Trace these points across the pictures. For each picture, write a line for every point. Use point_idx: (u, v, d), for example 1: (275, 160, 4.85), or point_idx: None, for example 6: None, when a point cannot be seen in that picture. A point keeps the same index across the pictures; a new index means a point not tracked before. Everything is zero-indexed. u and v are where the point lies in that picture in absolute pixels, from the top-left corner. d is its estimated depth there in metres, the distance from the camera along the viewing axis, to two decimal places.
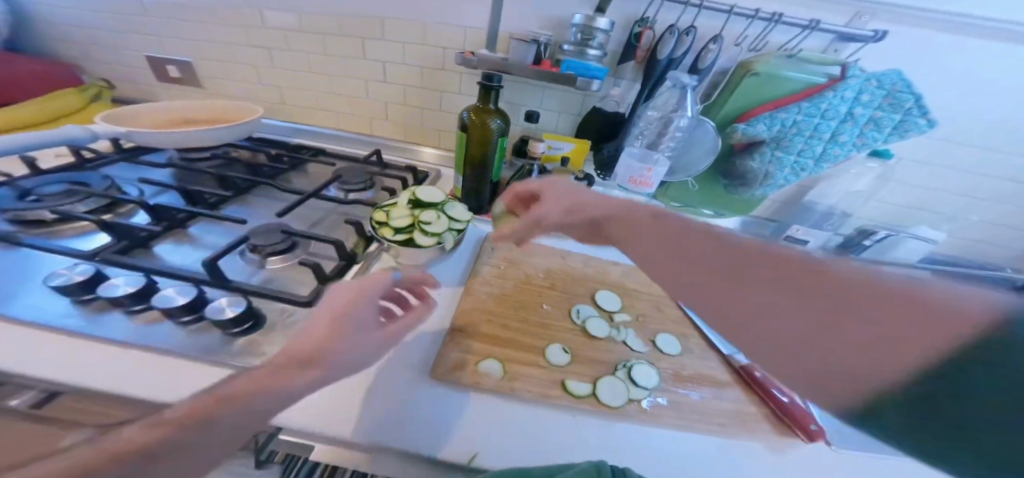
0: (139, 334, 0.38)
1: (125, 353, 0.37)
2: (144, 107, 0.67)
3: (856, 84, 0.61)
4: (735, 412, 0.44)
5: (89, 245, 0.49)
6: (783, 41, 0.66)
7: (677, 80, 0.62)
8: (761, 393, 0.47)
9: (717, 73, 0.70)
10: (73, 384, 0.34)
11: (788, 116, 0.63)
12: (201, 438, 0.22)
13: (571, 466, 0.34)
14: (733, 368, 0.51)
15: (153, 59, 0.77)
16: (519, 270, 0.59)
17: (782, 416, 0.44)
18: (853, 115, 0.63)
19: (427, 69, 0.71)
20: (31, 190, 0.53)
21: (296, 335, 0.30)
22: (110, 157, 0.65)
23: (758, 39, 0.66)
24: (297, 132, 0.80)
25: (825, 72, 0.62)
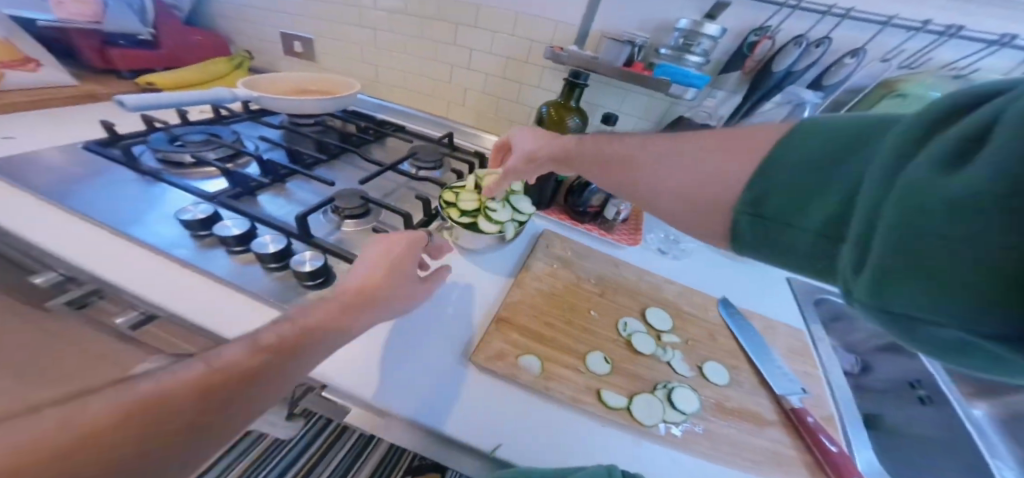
0: (236, 272, 0.45)
1: (222, 288, 0.43)
2: (273, 76, 0.77)
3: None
4: (773, 453, 0.40)
5: (210, 188, 0.58)
6: (950, 59, 0.57)
7: (793, 96, 0.58)
8: (807, 439, 0.41)
9: (848, 91, 0.62)
10: (173, 309, 0.40)
11: None
12: (272, 382, 0.24)
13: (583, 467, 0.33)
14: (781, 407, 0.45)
15: (281, 35, 0.89)
16: (570, 271, 0.58)
17: (822, 467, 0.39)
18: None
19: (512, 60, 0.72)
20: (179, 136, 0.64)
21: (356, 269, 0.37)
22: (239, 115, 0.76)
23: (915, 55, 0.57)
24: (382, 108, 0.86)
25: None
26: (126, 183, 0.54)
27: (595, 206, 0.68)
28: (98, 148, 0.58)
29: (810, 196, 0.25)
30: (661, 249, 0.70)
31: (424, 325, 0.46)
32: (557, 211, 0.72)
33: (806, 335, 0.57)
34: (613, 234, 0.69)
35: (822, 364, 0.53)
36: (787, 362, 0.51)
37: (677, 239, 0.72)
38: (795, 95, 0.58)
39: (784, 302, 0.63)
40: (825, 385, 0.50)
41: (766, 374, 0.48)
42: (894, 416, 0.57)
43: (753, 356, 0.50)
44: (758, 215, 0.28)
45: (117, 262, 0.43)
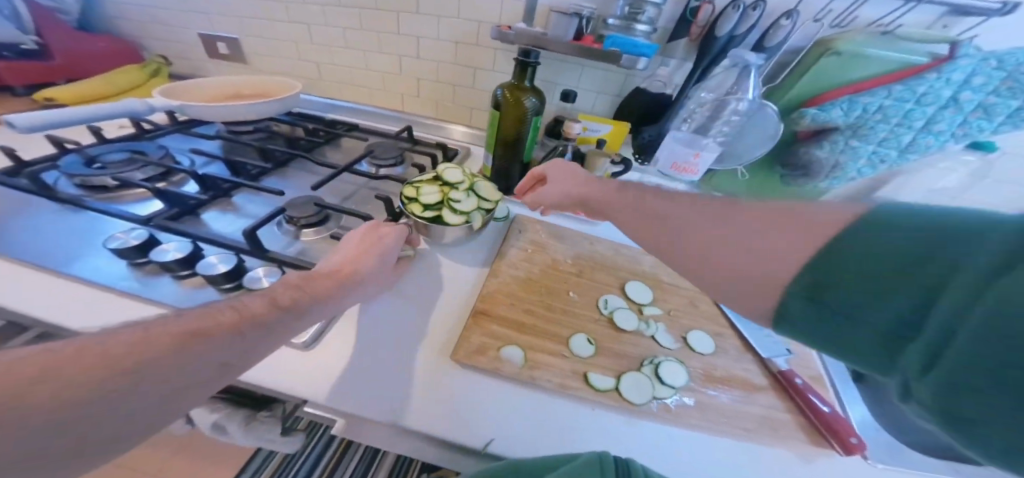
0: (184, 299, 0.40)
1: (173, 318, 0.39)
2: (199, 81, 0.70)
3: (969, 65, 0.51)
4: (763, 416, 0.41)
5: (146, 211, 0.52)
6: (874, 17, 0.59)
7: (739, 58, 0.56)
8: (799, 402, 0.42)
9: (789, 52, 0.63)
10: None
11: (873, 100, 0.55)
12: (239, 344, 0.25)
13: (573, 458, 0.29)
14: (769, 370, 0.46)
15: (204, 37, 0.80)
16: (546, 254, 0.57)
17: (813, 423, 0.41)
18: (958, 100, 0.53)
19: (462, 45, 0.69)
20: (97, 157, 0.57)
21: (342, 249, 0.42)
22: (165, 129, 0.68)
23: (843, 14, 0.59)
24: (332, 108, 0.81)
25: (928, 52, 0.54)
26: (41, 215, 0.48)
27: None
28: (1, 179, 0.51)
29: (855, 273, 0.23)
30: None
31: (398, 327, 0.43)
32: None
33: None
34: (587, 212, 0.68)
35: None
36: None
37: None
38: (739, 58, 0.56)
39: None
40: None
41: (750, 338, 0.49)
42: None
43: (734, 320, 0.52)
44: (814, 300, 0.25)
45: (36, 305, 0.38)
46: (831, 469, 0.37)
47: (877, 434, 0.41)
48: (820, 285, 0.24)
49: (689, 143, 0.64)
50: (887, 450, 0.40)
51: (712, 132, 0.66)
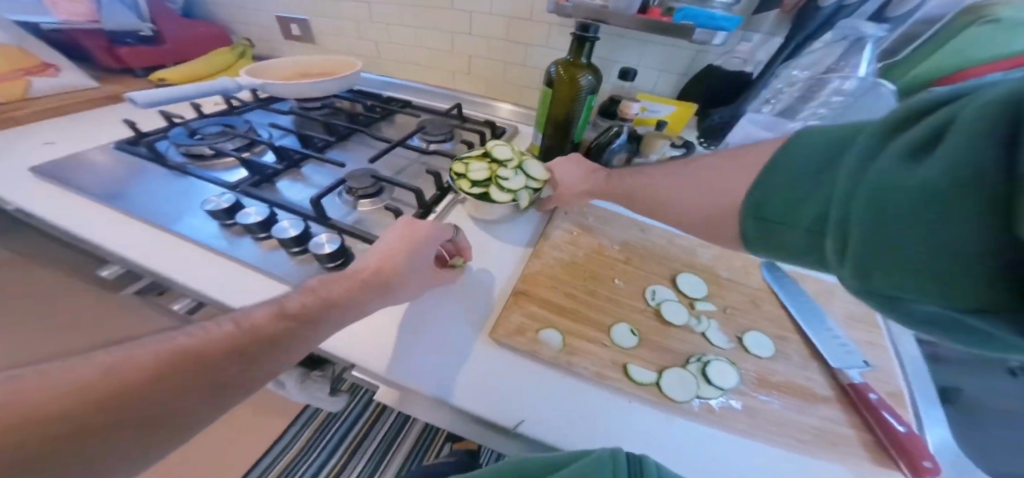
0: (262, 258, 0.45)
1: (253, 273, 0.44)
2: (277, 60, 0.76)
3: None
4: (823, 433, 0.37)
5: (233, 178, 0.59)
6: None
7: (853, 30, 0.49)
8: (867, 418, 0.37)
9: (920, 23, 0.54)
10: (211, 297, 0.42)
11: None
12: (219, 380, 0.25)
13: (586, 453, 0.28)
14: (837, 383, 0.41)
15: (280, 19, 0.87)
16: (592, 238, 0.55)
17: (880, 441, 0.36)
18: None
19: (515, 20, 0.66)
20: (197, 130, 0.65)
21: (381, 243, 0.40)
22: (249, 105, 0.76)
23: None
24: (388, 85, 0.84)
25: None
26: (155, 178, 0.56)
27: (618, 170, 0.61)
28: (127, 147, 0.60)
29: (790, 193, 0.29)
30: None
31: (441, 302, 0.45)
32: None
33: None
34: None
35: (890, 335, 0.48)
36: (847, 332, 0.47)
37: None
38: (852, 29, 0.49)
39: None
40: (885, 351, 0.45)
41: (820, 346, 0.44)
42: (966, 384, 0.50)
43: (802, 323, 0.47)
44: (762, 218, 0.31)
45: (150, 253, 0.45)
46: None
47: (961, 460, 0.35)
48: (763, 207, 0.31)
49: (769, 126, 0.56)
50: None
51: (802, 117, 0.56)
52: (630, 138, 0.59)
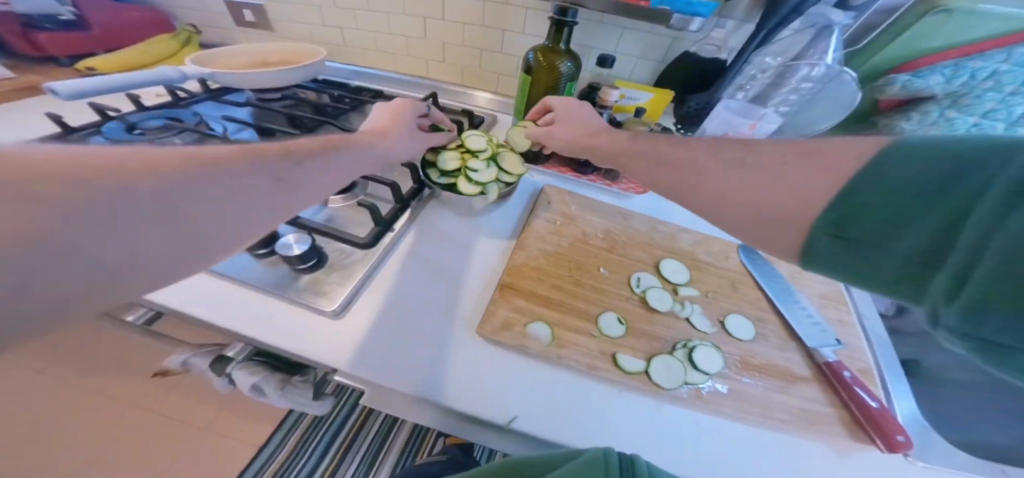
0: (223, 263, 0.42)
1: (214, 280, 0.40)
2: (230, 47, 0.70)
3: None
4: (801, 408, 0.38)
5: None
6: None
7: (821, 17, 0.50)
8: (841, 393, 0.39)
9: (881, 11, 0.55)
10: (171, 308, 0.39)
11: (987, 64, 0.45)
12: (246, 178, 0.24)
13: (577, 455, 0.28)
14: (813, 361, 0.43)
15: (231, 3, 0.80)
16: (576, 227, 0.55)
17: (855, 416, 0.38)
18: None
19: (490, 4, 0.64)
20: (137, 124, 0.59)
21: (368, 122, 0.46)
22: (199, 96, 0.69)
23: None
24: (356, 75, 0.80)
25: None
26: None
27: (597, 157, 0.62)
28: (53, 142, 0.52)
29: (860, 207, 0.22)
30: None
31: (421, 297, 0.42)
32: (557, 165, 0.67)
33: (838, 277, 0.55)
34: (619, 183, 0.63)
35: (857, 311, 0.50)
36: (820, 310, 0.49)
37: None
38: (820, 17, 0.50)
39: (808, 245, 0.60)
40: (853, 326, 0.48)
41: (796, 327, 0.45)
42: (925, 354, 0.53)
43: (778, 303, 0.48)
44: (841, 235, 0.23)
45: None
46: (868, 465, 0.35)
47: (923, 429, 0.38)
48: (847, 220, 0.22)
49: (745, 113, 0.57)
50: (942, 451, 0.36)
51: (773, 103, 0.59)
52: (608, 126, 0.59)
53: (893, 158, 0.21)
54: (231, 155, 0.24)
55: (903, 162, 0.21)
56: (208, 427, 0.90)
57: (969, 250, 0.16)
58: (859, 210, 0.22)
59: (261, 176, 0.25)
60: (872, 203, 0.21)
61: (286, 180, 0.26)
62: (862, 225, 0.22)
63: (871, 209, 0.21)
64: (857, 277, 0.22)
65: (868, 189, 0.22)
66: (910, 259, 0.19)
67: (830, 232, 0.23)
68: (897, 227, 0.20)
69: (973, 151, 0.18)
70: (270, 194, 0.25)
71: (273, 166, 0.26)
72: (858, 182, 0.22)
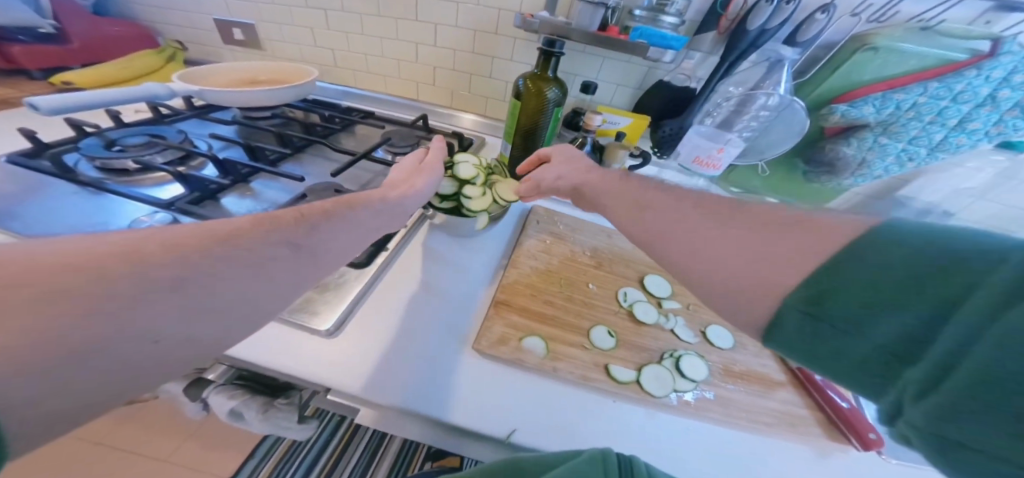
0: None
1: None
2: (217, 65, 0.69)
3: (1011, 62, 0.47)
4: (781, 413, 0.41)
5: (165, 194, 0.52)
6: (918, 11, 0.53)
7: (774, 53, 0.56)
8: (816, 396, 0.43)
9: (820, 47, 0.58)
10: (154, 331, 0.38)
11: (907, 97, 0.51)
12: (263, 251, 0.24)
13: (577, 454, 0.30)
14: (788, 367, 0.46)
15: (220, 22, 0.80)
16: (565, 246, 0.57)
17: (831, 417, 0.40)
18: (996, 98, 0.49)
19: (481, 33, 0.67)
20: (116, 140, 0.57)
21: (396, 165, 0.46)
22: (182, 113, 0.68)
23: (883, 8, 0.54)
24: (346, 95, 0.81)
25: (969, 47, 0.49)
26: (62, 196, 0.48)
27: None
28: (23, 160, 0.50)
29: (838, 287, 0.21)
30: None
31: (422, 315, 0.43)
32: None
33: None
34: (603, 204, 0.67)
35: None
36: None
37: None
38: (773, 51, 0.56)
39: None
40: None
41: None
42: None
43: None
44: (813, 316, 0.21)
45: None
46: (847, 464, 0.37)
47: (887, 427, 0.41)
48: (819, 301, 0.21)
49: (712, 137, 0.62)
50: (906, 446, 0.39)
51: (737, 129, 0.64)
52: (593, 149, 0.63)
53: (872, 247, 0.21)
54: (250, 222, 0.24)
55: (884, 252, 0.20)
56: (169, 460, 0.82)
57: (950, 349, 0.16)
58: (834, 291, 0.21)
59: (281, 245, 0.25)
60: (848, 281, 0.21)
61: (304, 247, 0.26)
62: (836, 306, 0.21)
63: (848, 292, 0.21)
64: (822, 361, 0.22)
65: (858, 274, 0.21)
66: (879, 348, 0.19)
67: (805, 309, 0.22)
68: (874, 313, 0.20)
69: (953, 246, 0.19)
70: (289, 264, 0.25)
71: (289, 233, 0.25)
72: (841, 261, 0.21)
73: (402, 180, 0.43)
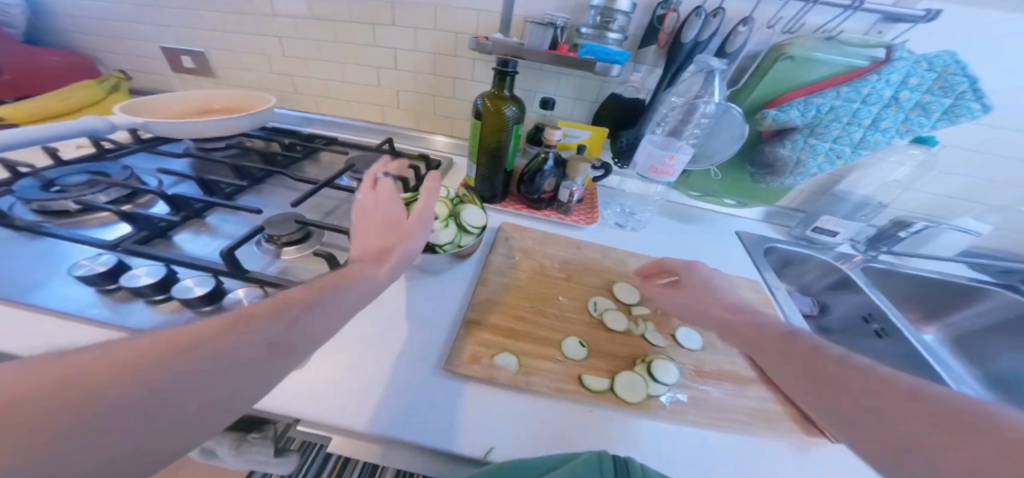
0: (115, 313, 0.39)
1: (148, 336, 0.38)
2: (165, 98, 0.67)
3: (905, 67, 0.52)
4: (759, 413, 0.42)
5: (111, 235, 0.49)
6: (820, 23, 0.58)
7: (704, 64, 0.55)
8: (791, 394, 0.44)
9: (746, 57, 0.62)
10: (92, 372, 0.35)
11: (825, 101, 0.55)
12: None
13: (575, 456, 0.32)
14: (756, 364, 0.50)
15: (168, 51, 0.78)
16: (534, 260, 0.59)
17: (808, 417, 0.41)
18: (898, 99, 0.54)
19: (440, 56, 0.68)
20: (54, 180, 0.53)
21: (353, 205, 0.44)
22: (127, 147, 0.65)
23: (793, 20, 0.58)
24: (308, 121, 0.81)
25: (868, 55, 0.54)
26: None
27: (549, 192, 0.68)
28: None
29: None
30: (619, 223, 0.72)
31: (398, 344, 0.43)
32: (513, 203, 0.71)
33: (763, 285, 0.60)
34: (572, 216, 0.70)
35: (784, 313, 0.54)
36: None
37: (632, 211, 0.75)
38: (704, 64, 0.56)
39: (733, 247, 0.70)
40: None
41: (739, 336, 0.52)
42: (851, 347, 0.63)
43: None
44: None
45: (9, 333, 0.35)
46: (830, 463, 0.38)
47: None
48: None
49: (664, 145, 0.62)
50: None
51: (686, 137, 0.65)
52: (557, 163, 0.66)
53: None
54: None
55: None
56: None
57: None
58: None
59: None
60: None
61: None
62: None
63: None
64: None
65: None
66: None
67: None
68: None
69: None
70: None
71: None
72: None
73: (391, 237, 0.40)
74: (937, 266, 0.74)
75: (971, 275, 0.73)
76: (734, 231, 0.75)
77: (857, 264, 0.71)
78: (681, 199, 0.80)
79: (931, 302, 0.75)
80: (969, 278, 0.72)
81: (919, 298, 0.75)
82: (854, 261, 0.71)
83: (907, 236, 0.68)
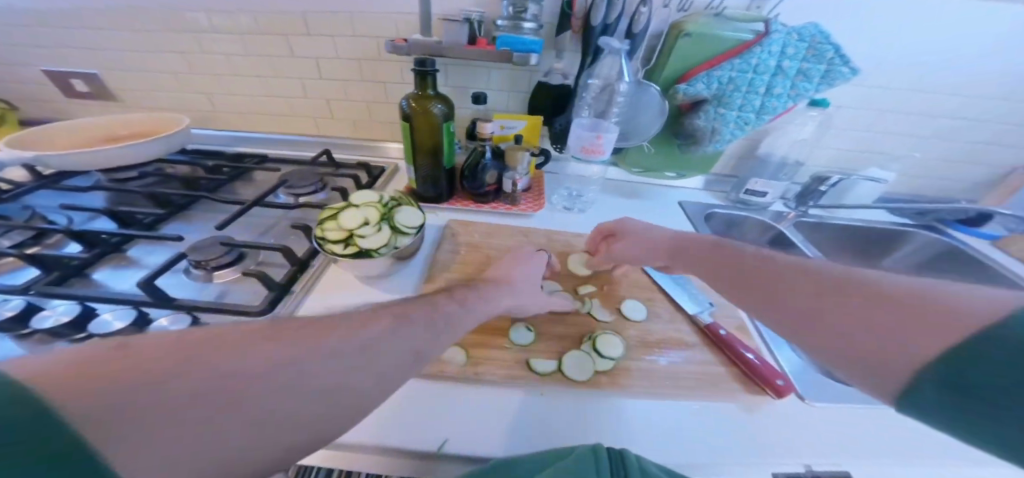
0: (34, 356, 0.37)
1: None
2: (66, 124, 0.64)
3: (780, 38, 0.57)
4: (701, 375, 0.44)
5: (20, 279, 0.46)
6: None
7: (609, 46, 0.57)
8: (726, 351, 0.46)
9: (653, 36, 0.64)
10: None
11: (724, 73, 0.59)
12: None
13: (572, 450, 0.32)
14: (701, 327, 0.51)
15: (51, 73, 0.73)
16: (481, 253, 0.60)
17: (746, 371, 0.43)
18: (782, 68, 0.59)
19: (364, 60, 0.67)
20: None
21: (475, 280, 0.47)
22: (28, 185, 0.61)
23: None
24: (238, 140, 0.78)
25: (751, 28, 0.57)
26: None
27: (492, 185, 0.69)
28: None
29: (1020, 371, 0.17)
30: (567, 207, 0.74)
31: None
32: (460, 200, 0.71)
33: None
34: (519, 205, 0.71)
35: None
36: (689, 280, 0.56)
37: (579, 194, 0.77)
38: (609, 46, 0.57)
39: (676, 217, 0.73)
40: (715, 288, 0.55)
41: (679, 299, 0.54)
42: None
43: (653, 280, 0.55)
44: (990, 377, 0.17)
45: None
46: (768, 413, 0.40)
47: (802, 372, 0.44)
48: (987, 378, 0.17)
49: (594, 127, 0.63)
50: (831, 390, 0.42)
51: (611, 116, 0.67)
52: (495, 155, 0.67)
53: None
54: None
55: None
56: None
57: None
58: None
59: None
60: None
61: None
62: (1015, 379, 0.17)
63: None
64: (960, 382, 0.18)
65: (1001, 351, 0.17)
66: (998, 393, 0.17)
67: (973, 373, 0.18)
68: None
69: None
70: None
71: None
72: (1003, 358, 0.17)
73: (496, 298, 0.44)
74: (862, 214, 0.79)
75: (893, 220, 0.79)
76: (677, 201, 0.78)
77: (790, 221, 0.76)
78: (624, 177, 0.82)
79: (863, 249, 0.80)
80: (891, 222, 0.77)
81: (852, 246, 0.80)
82: (788, 218, 0.76)
83: (827, 189, 0.72)
